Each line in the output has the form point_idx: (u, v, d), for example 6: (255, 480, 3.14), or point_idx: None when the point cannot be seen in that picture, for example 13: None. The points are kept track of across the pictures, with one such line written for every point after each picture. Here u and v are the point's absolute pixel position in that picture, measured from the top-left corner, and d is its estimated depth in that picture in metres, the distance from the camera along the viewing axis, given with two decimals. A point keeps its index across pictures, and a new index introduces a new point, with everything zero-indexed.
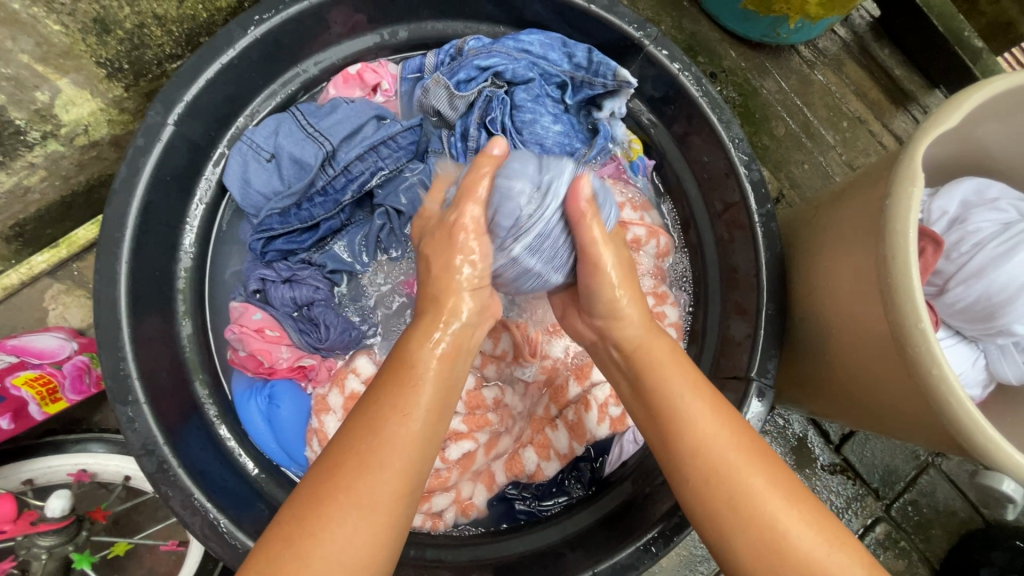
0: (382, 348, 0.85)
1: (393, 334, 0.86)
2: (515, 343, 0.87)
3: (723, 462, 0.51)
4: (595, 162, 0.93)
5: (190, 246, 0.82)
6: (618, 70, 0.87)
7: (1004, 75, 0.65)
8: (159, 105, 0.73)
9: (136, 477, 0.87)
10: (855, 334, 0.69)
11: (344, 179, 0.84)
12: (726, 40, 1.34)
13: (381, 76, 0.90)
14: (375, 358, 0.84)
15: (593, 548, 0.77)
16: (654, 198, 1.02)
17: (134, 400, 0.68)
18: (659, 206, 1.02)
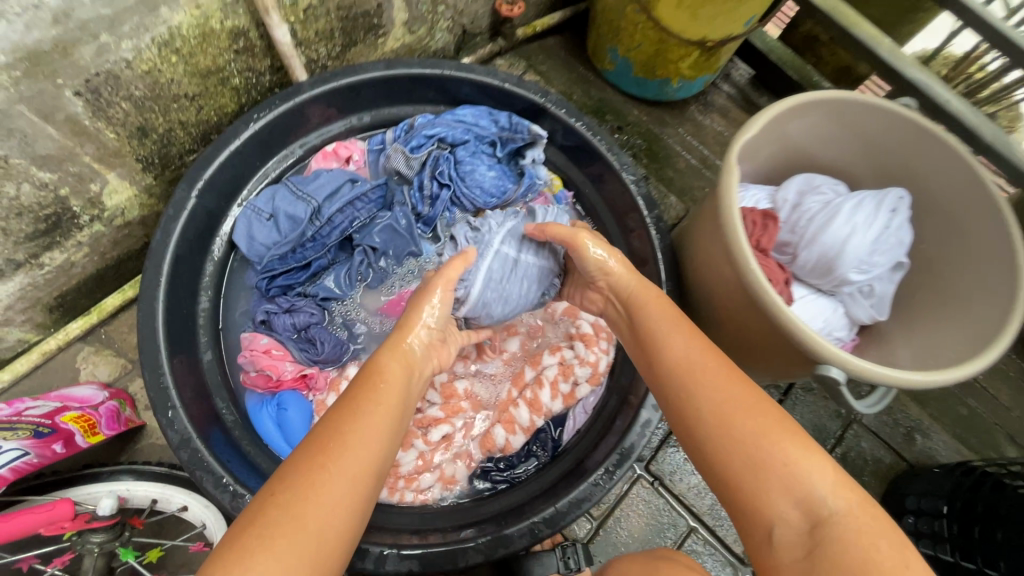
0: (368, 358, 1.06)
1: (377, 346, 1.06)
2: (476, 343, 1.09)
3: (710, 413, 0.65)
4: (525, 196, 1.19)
5: (208, 291, 1.03)
6: (530, 127, 1.16)
7: (784, 99, 0.93)
8: (185, 183, 0.97)
9: (164, 499, 1.00)
10: (722, 293, 0.93)
11: (329, 228, 1.07)
12: (628, 101, 1.68)
13: (352, 150, 1.17)
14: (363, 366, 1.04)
15: (552, 492, 0.93)
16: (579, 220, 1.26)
17: (173, 405, 0.86)
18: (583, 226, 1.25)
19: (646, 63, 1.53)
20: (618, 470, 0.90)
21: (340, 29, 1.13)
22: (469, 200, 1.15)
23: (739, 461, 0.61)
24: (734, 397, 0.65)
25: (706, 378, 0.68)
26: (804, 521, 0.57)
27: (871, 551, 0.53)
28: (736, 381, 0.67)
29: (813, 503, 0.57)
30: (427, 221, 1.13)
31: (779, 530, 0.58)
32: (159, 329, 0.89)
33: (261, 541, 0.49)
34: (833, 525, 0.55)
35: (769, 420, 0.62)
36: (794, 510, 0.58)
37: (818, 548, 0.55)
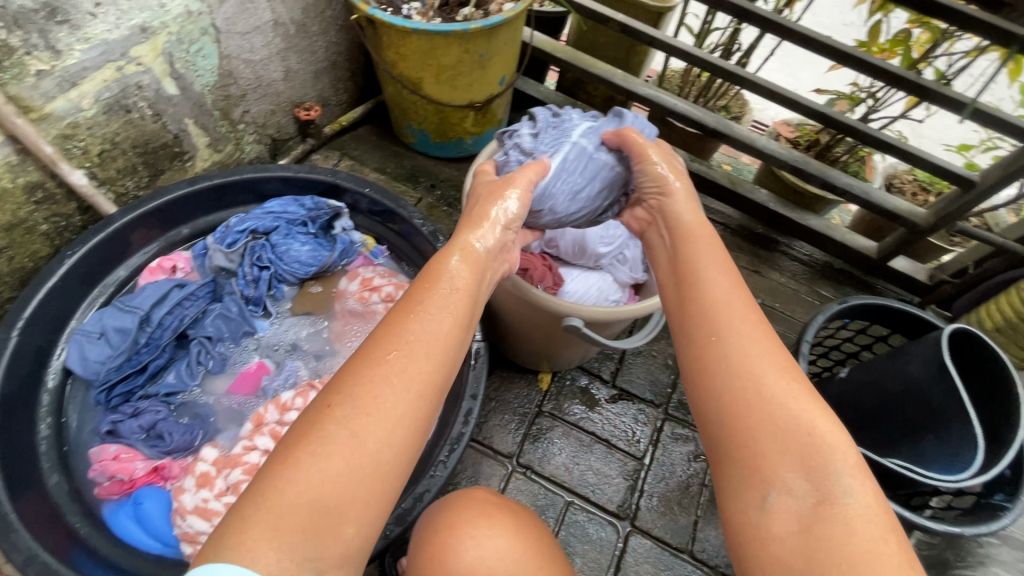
0: (221, 437, 1.14)
1: (229, 424, 1.17)
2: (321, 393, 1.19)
3: (770, 381, 0.69)
4: (341, 260, 1.37)
5: (48, 418, 1.09)
6: (329, 203, 1.38)
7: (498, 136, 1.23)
8: (4, 325, 1.05)
9: None
10: (497, 290, 1.16)
11: (160, 330, 1.20)
12: (439, 163, 1.96)
13: (176, 260, 1.32)
14: (217, 444, 1.12)
15: (403, 494, 1.06)
16: (398, 265, 1.42)
17: (14, 527, 0.89)
18: (403, 269, 1.42)
19: (438, 130, 1.83)
20: (450, 458, 1.05)
21: (142, 163, 1.30)
22: (290, 275, 1.33)
23: (742, 408, 0.68)
24: (770, 358, 0.71)
25: (757, 336, 0.73)
26: (806, 494, 0.62)
27: (881, 544, 0.56)
28: (776, 352, 0.72)
29: (824, 481, 0.62)
30: (255, 301, 1.30)
31: (774, 496, 0.63)
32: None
33: (301, 478, 0.56)
34: (841, 506, 0.60)
35: (802, 392, 0.68)
36: (795, 480, 0.63)
37: (817, 529, 0.59)
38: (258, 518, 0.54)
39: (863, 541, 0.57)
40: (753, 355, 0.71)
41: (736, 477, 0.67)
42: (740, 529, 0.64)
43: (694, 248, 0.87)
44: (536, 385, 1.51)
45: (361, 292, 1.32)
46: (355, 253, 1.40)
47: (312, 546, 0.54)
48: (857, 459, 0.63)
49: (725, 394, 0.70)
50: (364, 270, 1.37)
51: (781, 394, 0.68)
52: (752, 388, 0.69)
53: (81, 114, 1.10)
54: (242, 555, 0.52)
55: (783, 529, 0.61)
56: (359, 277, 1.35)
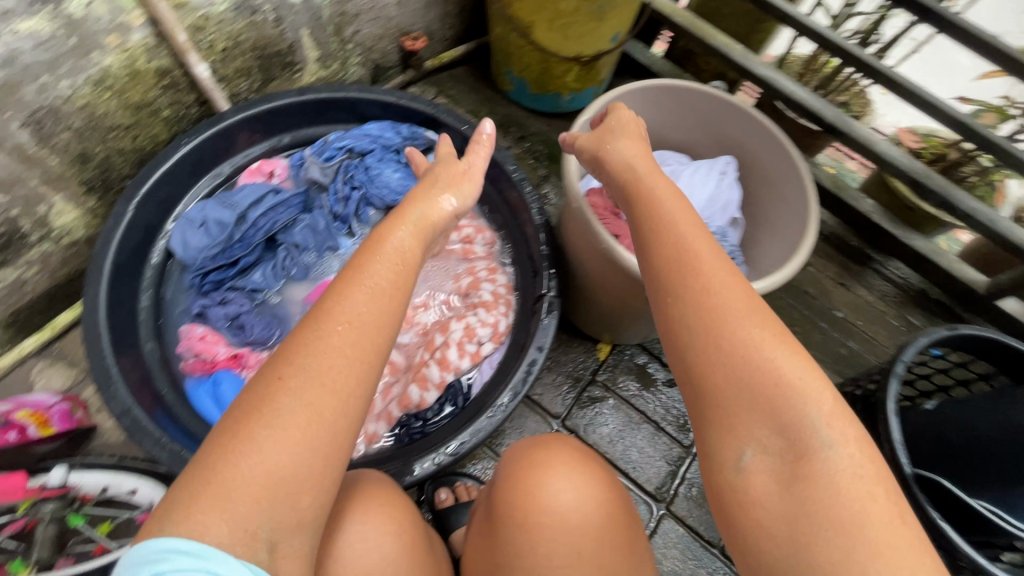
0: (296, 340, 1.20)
1: None
2: None
3: (745, 338, 0.64)
4: None
5: (148, 292, 1.17)
6: (425, 134, 1.39)
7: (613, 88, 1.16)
8: (123, 199, 1.12)
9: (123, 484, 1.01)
10: (583, 246, 1.12)
11: (253, 230, 1.24)
12: (531, 115, 1.92)
13: (275, 166, 1.36)
14: None
15: (459, 428, 1.09)
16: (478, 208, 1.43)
17: (113, 381, 0.98)
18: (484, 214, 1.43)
19: (538, 80, 1.78)
20: (507, 401, 1.06)
21: (257, 66, 1.34)
22: (378, 199, 1.35)
23: (725, 376, 0.64)
24: (736, 302, 0.67)
25: (725, 291, 0.68)
26: (780, 453, 0.60)
27: (868, 500, 0.55)
28: (750, 301, 0.67)
29: (800, 437, 0.60)
30: (342, 219, 1.32)
31: (752, 457, 0.62)
32: (99, 320, 1.02)
33: (239, 447, 0.55)
34: (820, 465, 0.58)
35: (776, 343, 0.64)
36: (766, 437, 0.61)
37: (798, 488, 0.58)
38: (206, 489, 0.53)
39: (842, 500, 0.56)
40: (725, 319, 0.66)
41: (710, 432, 0.65)
42: (714, 477, 0.64)
43: (661, 213, 0.80)
44: (594, 353, 1.49)
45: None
46: None
47: (268, 512, 0.55)
48: (829, 403, 0.61)
49: (704, 356, 0.66)
50: None
51: (771, 356, 0.63)
52: (742, 359, 0.63)
53: (213, 8, 1.13)
54: (191, 530, 0.51)
55: (760, 489, 0.60)
56: None
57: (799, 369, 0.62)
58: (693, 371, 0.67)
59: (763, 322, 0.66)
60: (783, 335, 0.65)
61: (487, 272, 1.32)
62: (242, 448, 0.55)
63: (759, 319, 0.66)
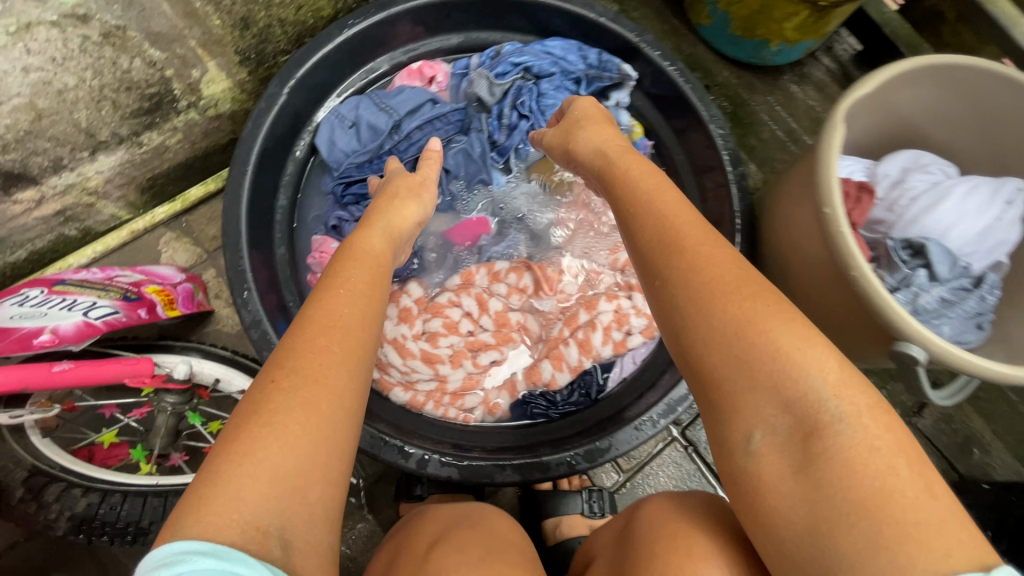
0: (429, 278, 1.08)
1: (442, 269, 1.09)
2: (536, 279, 1.07)
3: (778, 342, 0.50)
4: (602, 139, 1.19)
5: (286, 190, 1.07)
6: (621, 66, 1.15)
7: (906, 57, 0.86)
8: (278, 79, 0.98)
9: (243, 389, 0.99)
10: (804, 259, 0.89)
11: (406, 143, 1.09)
12: (720, 61, 1.59)
13: (436, 71, 1.16)
14: (423, 284, 1.06)
15: (595, 432, 0.94)
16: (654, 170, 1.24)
17: (248, 286, 0.90)
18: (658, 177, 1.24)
19: (748, 19, 1.43)
20: (661, 417, 0.90)
21: None
22: (547, 135, 1.14)
23: (722, 361, 0.52)
24: (721, 281, 0.55)
25: (702, 270, 0.56)
26: (791, 429, 0.48)
27: (887, 473, 0.44)
28: (744, 282, 0.54)
29: (805, 407, 0.48)
30: (501, 151, 1.13)
31: (761, 437, 0.50)
32: (241, 216, 0.93)
33: (247, 446, 0.47)
34: (826, 438, 0.46)
35: (776, 316, 0.52)
36: (775, 412, 0.49)
37: (809, 464, 0.47)
38: (216, 492, 0.44)
39: (859, 476, 0.44)
40: (756, 317, 0.52)
41: (713, 417, 0.53)
42: (725, 464, 0.53)
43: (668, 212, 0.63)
44: None
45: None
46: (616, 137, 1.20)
47: (279, 509, 0.45)
48: (833, 372, 0.49)
49: (728, 350, 0.52)
50: (617, 161, 1.17)
51: (784, 348, 0.50)
52: (774, 360, 0.50)
53: None
54: (204, 530, 0.42)
55: (771, 472, 0.48)
56: (612, 167, 1.15)
57: (793, 338, 0.50)
58: (695, 367, 0.54)
59: (765, 301, 0.53)
60: (782, 305, 0.53)
61: None
62: (246, 453, 0.46)
63: (723, 304, 0.53)
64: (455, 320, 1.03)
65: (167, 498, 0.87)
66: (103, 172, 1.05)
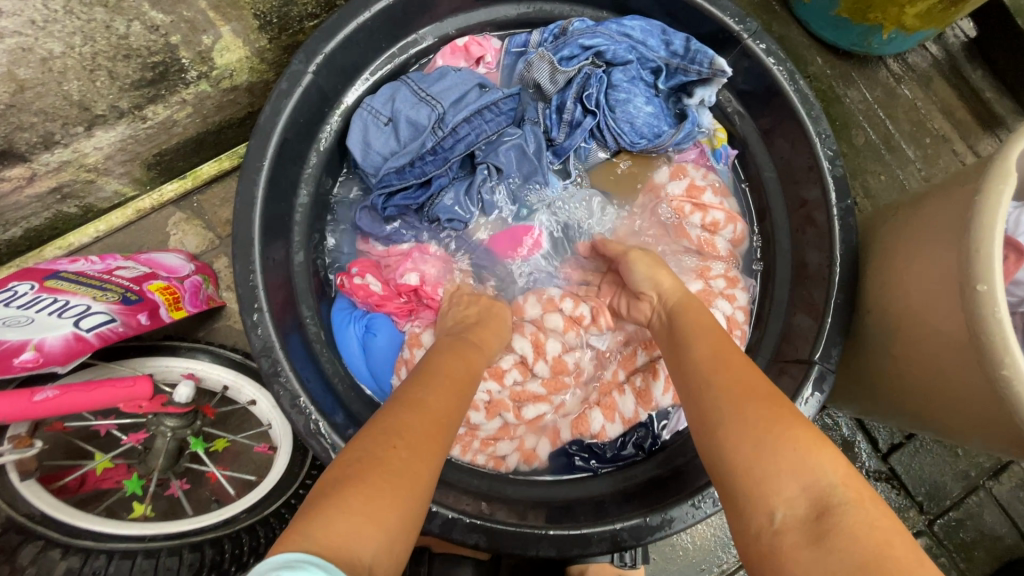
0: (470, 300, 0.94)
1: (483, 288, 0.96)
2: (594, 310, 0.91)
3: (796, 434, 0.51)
4: (681, 144, 0.99)
5: (308, 186, 0.91)
6: (715, 58, 0.92)
7: None
8: (302, 55, 0.83)
9: (261, 404, 0.95)
10: (919, 331, 0.73)
11: (451, 139, 0.91)
12: (814, 47, 1.34)
13: (485, 49, 0.99)
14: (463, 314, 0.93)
15: (644, 500, 0.83)
16: (734, 183, 1.05)
17: (259, 308, 0.78)
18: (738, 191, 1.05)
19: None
20: None
21: None
22: (614, 136, 0.97)
23: (740, 450, 0.52)
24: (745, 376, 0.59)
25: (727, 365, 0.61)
26: (807, 507, 0.47)
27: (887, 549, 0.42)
28: (754, 378, 0.58)
29: (819, 484, 0.47)
30: (559, 151, 0.98)
31: (782, 516, 0.47)
32: (255, 222, 0.80)
33: (369, 486, 0.48)
34: (839, 516, 0.45)
35: (760, 404, 0.55)
36: (793, 494, 0.48)
37: (824, 542, 0.44)
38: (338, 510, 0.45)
39: (872, 548, 0.42)
40: (780, 408, 0.54)
41: (733, 502, 0.51)
42: (746, 549, 0.49)
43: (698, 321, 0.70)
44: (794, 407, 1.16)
45: (683, 204, 0.97)
46: (694, 141, 1.01)
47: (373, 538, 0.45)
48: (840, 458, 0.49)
49: (736, 441, 0.53)
50: (693, 170, 0.99)
51: (796, 433, 0.51)
52: (798, 447, 0.50)
53: None
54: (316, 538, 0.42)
55: (789, 546, 0.45)
56: (687, 179, 0.98)
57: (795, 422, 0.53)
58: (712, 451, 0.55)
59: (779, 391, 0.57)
60: (779, 398, 0.55)
61: (725, 282, 0.97)
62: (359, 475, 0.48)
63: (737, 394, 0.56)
64: (503, 366, 0.89)
65: (158, 560, 0.76)
66: (102, 148, 0.92)
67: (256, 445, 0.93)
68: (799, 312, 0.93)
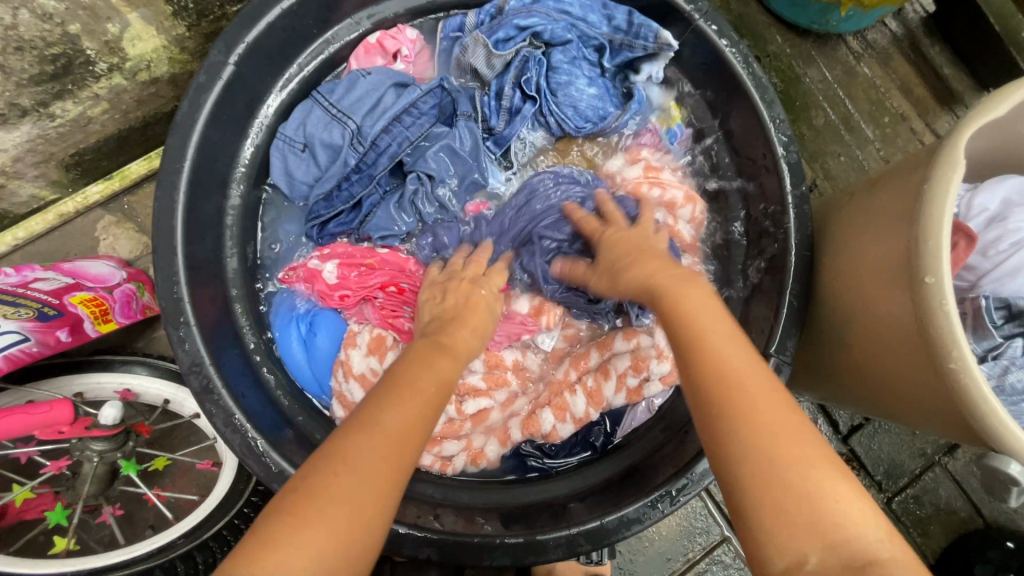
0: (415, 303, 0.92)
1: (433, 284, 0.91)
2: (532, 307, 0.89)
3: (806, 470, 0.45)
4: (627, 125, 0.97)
5: (240, 185, 0.86)
6: (659, 32, 0.91)
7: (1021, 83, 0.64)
8: (221, 45, 0.76)
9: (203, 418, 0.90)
10: (872, 320, 0.71)
11: (373, 154, 0.88)
12: (774, 26, 1.31)
13: (401, 42, 0.92)
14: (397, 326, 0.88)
15: (601, 501, 0.81)
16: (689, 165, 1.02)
17: (185, 321, 0.73)
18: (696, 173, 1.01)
19: None
20: (681, 495, 0.75)
21: None
22: (558, 121, 0.94)
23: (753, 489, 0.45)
24: (752, 380, 0.50)
25: (734, 355, 0.52)
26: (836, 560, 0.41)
27: None
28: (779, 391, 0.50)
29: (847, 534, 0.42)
30: (500, 140, 0.93)
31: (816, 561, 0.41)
32: (178, 259, 0.74)
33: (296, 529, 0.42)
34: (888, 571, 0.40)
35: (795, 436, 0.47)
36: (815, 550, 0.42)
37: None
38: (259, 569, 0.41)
39: None
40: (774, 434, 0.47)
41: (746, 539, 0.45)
42: None
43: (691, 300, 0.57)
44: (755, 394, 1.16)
45: (640, 182, 0.93)
46: (643, 123, 0.98)
47: None
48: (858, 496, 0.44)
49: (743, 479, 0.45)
50: (648, 155, 0.97)
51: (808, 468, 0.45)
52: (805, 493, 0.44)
53: None
54: None
55: None
56: (642, 163, 0.95)
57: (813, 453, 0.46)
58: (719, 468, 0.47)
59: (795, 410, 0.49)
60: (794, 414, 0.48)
61: None
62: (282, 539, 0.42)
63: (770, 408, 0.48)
64: None
65: None
66: (7, 149, 0.83)
67: (197, 462, 0.89)
68: (757, 300, 0.91)
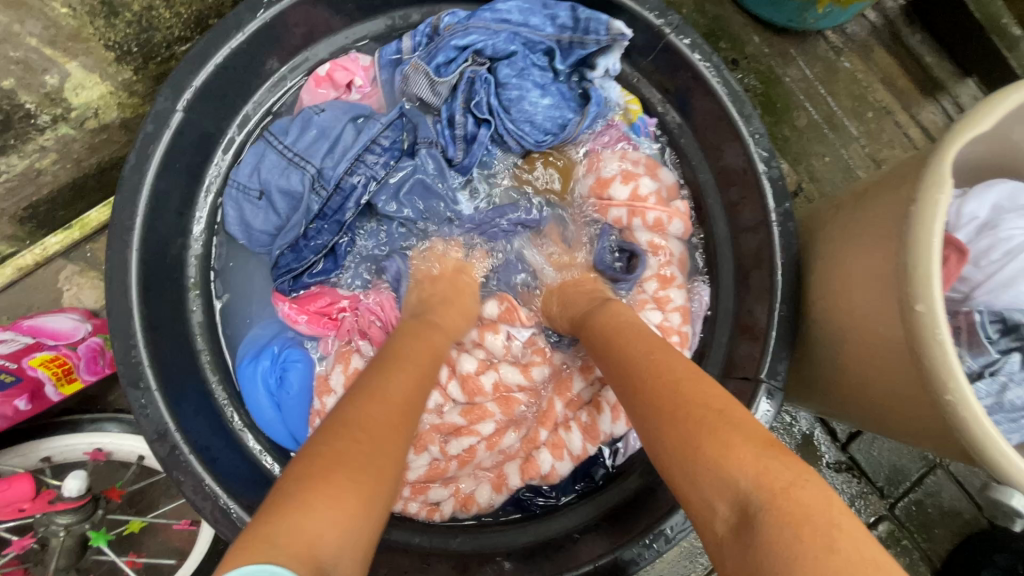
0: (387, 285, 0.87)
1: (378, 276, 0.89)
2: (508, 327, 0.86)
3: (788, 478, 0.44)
4: (588, 130, 0.93)
5: (200, 234, 0.83)
6: (610, 23, 0.87)
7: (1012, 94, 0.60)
8: (168, 90, 0.72)
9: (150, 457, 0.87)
10: (862, 340, 0.68)
11: (339, 197, 0.84)
12: (751, 26, 1.27)
13: (353, 72, 0.89)
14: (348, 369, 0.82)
15: (600, 539, 0.79)
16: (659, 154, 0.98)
17: (146, 388, 0.69)
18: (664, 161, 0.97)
19: None
20: (677, 535, 0.72)
21: None
22: (516, 139, 0.90)
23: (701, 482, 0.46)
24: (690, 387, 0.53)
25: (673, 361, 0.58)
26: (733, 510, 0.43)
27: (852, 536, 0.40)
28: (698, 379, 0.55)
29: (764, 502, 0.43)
30: (462, 170, 0.90)
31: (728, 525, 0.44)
32: (133, 313, 0.70)
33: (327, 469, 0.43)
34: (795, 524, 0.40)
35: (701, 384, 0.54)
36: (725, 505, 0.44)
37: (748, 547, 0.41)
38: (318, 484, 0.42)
39: None
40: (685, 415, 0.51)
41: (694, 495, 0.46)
42: None
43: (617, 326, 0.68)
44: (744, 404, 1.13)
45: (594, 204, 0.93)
46: (605, 121, 0.94)
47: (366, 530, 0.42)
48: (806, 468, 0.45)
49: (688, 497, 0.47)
50: (609, 159, 0.93)
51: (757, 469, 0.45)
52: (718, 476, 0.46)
53: None
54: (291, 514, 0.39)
55: None
56: (598, 172, 0.93)
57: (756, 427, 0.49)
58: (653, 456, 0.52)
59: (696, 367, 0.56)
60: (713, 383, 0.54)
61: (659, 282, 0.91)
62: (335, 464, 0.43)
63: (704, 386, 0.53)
64: None
65: None
66: None
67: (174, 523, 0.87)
68: (748, 311, 0.88)
